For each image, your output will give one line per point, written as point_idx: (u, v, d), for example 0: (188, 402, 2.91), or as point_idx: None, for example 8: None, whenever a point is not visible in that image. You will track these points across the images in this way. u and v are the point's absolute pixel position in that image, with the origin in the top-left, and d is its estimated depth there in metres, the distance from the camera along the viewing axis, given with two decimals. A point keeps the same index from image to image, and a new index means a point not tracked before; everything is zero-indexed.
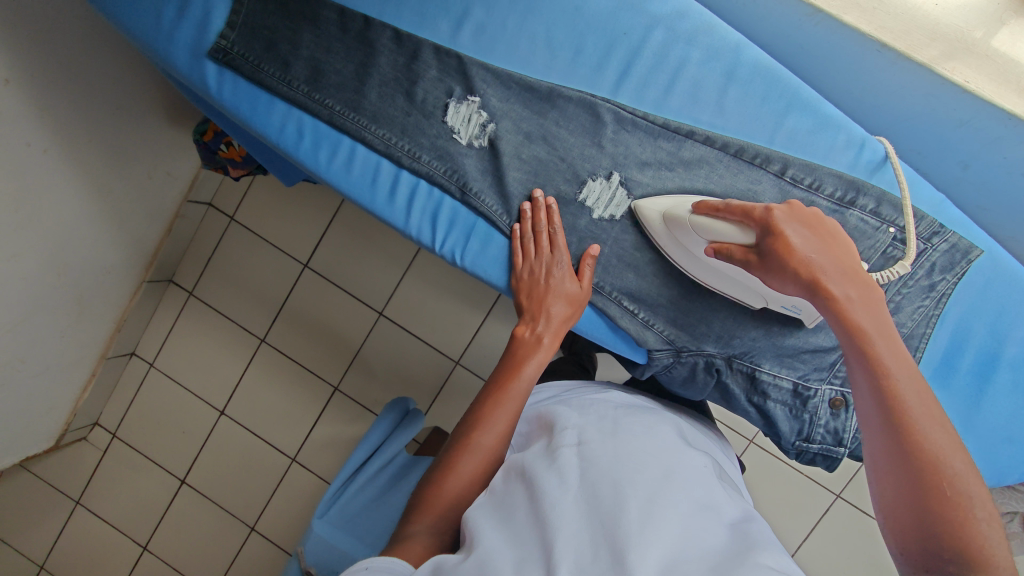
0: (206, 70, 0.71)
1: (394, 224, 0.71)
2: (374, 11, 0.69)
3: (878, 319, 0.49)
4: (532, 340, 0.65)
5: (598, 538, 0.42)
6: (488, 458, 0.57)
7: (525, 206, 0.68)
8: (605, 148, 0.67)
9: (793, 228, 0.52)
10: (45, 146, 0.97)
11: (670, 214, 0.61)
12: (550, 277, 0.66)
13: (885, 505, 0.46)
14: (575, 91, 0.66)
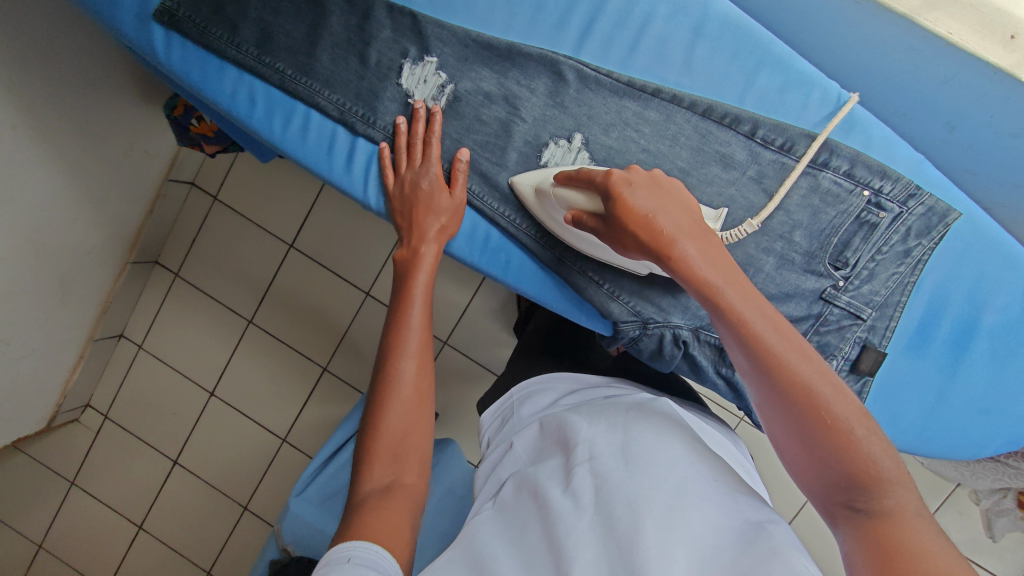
0: (153, 34, 0.68)
1: (353, 194, 0.69)
2: None
3: (722, 266, 0.44)
4: (411, 256, 0.64)
5: (616, 566, 0.40)
6: (409, 389, 0.57)
7: (401, 122, 0.65)
8: (567, 109, 0.64)
9: (632, 189, 0.49)
10: (12, 123, 0.93)
11: (538, 187, 0.61)
12: (418, 186, 0.64)
13: (779, 445, 0.41)
14: (536, 49, 0.63)
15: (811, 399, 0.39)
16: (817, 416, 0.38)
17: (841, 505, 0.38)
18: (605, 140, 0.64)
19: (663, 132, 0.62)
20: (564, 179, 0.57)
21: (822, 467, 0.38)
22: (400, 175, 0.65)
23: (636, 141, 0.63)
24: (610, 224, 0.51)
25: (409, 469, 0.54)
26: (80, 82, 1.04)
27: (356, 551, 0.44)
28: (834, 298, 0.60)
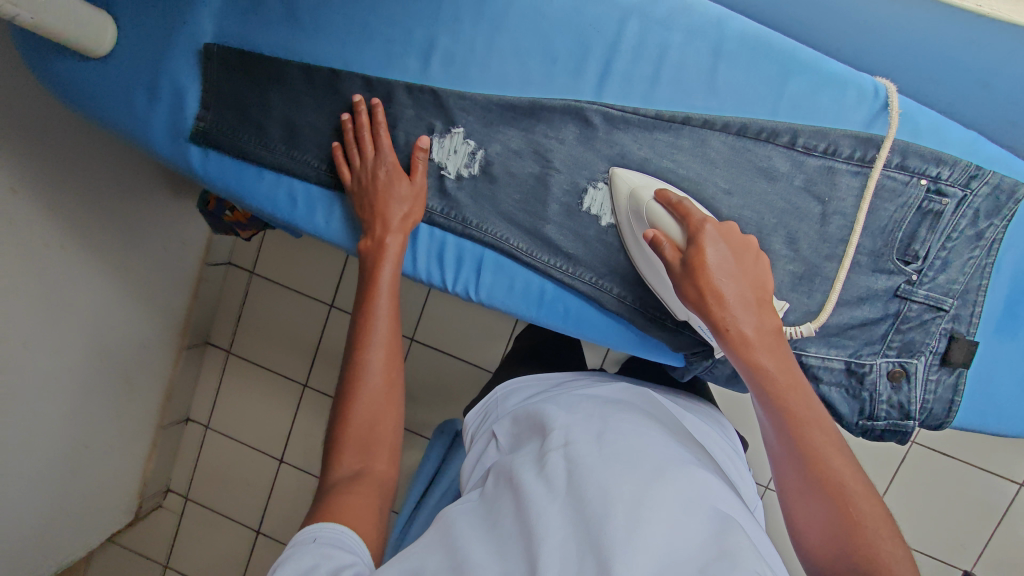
0: (190, 152, 0.71)
1: (404, 272, 0.70)
2: (338, 61, 0.67)
3: (779, 356, 0.49)
4: (374, 246, 0.65)
5: (585, 552, 0.38)
6: (379, 378, 0.59)
7: (346, 117, 0.66)
8: (600, 152, 0.64)
9: (717, 245, 0.50)
10: (61, 242, 1.05)
11: (636, 193, 0.60)
12: (376, 177, 0.64)
13: (801, 531, 0.48)
14: (560, 101, 0.63)
15: (840, 492, 0.46)
16: (844, 509, 0.45)
17: None
18: (642, 176, 0.63)
19: (700, 158, 0.62)
20: (664, 200, 0.57)
21: (837, 554, 0.45)
22: (354, 168, 0.66)
23: (673, 170, 0.62)
24: (677, 278, 0.52)
25: (377, 459, 0.56)
26: (91, 187, 1.10)
27: (321, 532, 0.48)
28: (911, 294, 0.58)
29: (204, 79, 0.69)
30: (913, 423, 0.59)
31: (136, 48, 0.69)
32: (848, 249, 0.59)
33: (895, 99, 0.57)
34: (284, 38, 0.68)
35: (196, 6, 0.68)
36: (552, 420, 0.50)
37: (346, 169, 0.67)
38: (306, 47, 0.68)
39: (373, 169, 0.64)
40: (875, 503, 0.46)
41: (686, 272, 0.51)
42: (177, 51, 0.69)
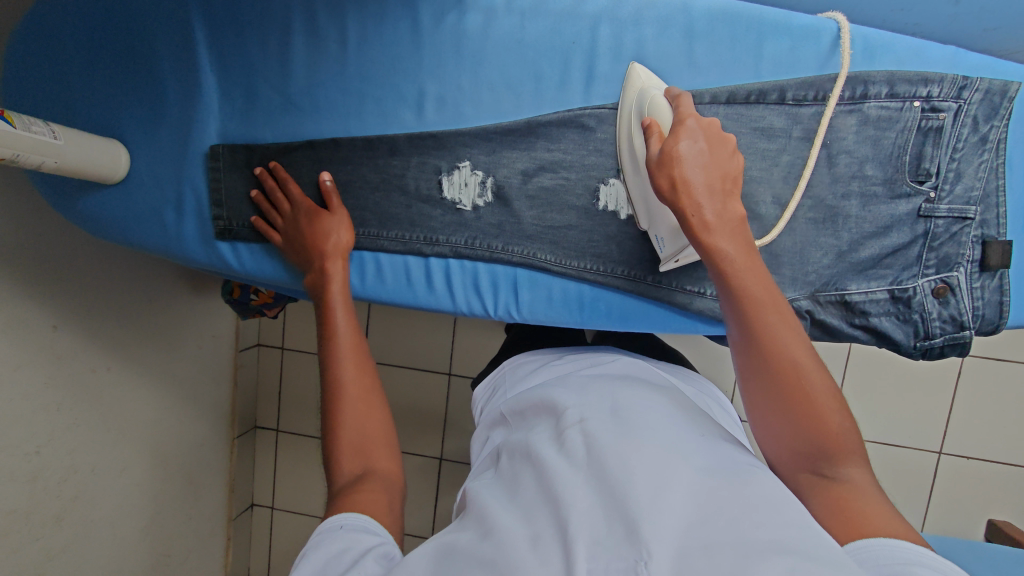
0: (222, 250, 0.75)
1: (445, 310, 0.72)
2: (339, 130, 0.71)
3: (737, 241, 0.52)
4: (321, 278, 0.68)
5: (609, 506, 0.40)
6: (356, 386, 0.61)
7: (253, 193, 0.72)
8: (604, 151, 0.67)
9: (693, 141, 0.54)
10: (107, 364, 1.18)
11: (646, 88, 0.62)
12: (299, 224, 0.69)
13: (757, 412, 0.50)
14: (553, 115, 0.67)
15: (792, 372, 0.48)
16: (796, 385, 0.47)
17: (809, 471, 0.46)
18: None
19: None
20: (668, 94, 0.60)
21: (794, 429, 0.47)
22: (279, 226, 0.71)
23: None
24: (654, 169, 0.55)
25: (376, 460, 0.58)
26: (129, 315, 1.24)
27: (347, 519, 0.50)
28: (934, 211, 0.60)
29: (217, 179, 0.73)
30: (970, 332, 0.61)
31: (153, 167, 0.74)
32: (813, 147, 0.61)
33: (844, 30, 0.60)
34: (285, 123, 0.72)
35: (199, 113, 0.72)
36: (563, 400, 0.53)
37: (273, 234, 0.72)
38: (307, 125, 0.71)
39: (294, 216, 0.69)
40: (830, 387, 0.48)
41: (661, 162, 0.54)
42: (191, 159, 0.73)
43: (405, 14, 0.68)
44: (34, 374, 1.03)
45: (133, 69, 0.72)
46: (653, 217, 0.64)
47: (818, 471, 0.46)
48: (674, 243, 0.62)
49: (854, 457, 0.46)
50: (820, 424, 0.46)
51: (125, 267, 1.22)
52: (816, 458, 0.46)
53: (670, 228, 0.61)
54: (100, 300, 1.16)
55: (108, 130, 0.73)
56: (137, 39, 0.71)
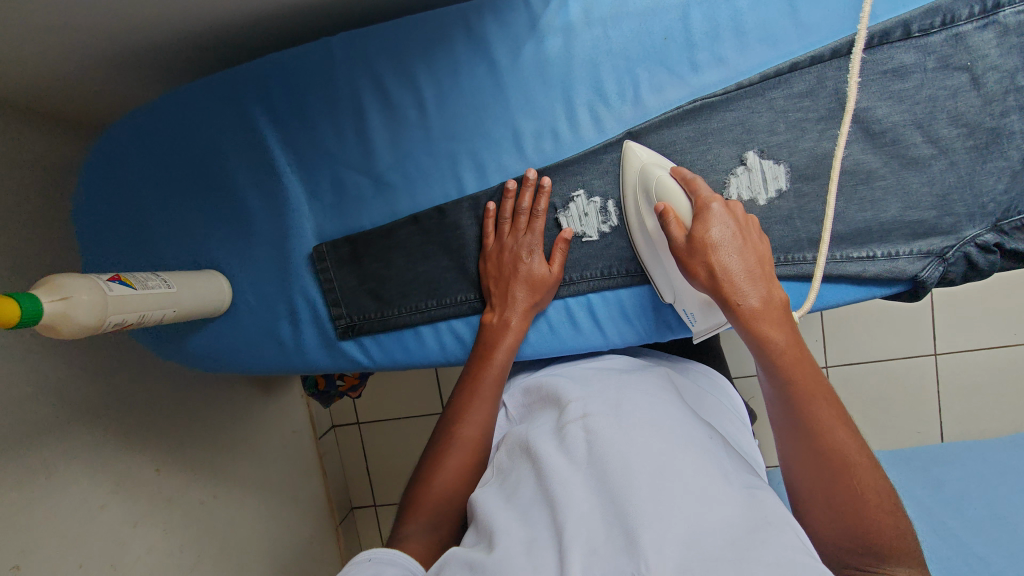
0: (347, 350, 0.72)
1: (595, 347, 0.69)
2: (439, 195, 0.67)
3: (784, 326, 0.53)
4: (499, 323, 0.65)
5: (611, 517, 0.44)
6: (474, 447, 0.61)
7: (492, 205, 0.66)
8: (723, 139, 0.62)
9: (722, 225, 0.55)
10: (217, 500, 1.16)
11: (648, 172, 0.61)
12: (518, 259, 0.65)
13: (805, 500, 0.52)
14: (662, 114, 0.62)
15: (846, 465, 0.50)
16: (851, 486, 0.49)
17: (863, 574, 0.49)
18: (777, 141, 0.61)
19: (821, 94, 0.60)
20: (679, 175, 0.60)
21: (841, 526, 0.49)
22: (502, 236, 0.66)
23: (805, 117, 0.61)
24: (683, 256, 0.57)
25: (446, 527, 0.58)
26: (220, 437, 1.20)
27: (375, 553, 0.52)
28: None
29: (328, 280, 0.70)
30: None
31: (256, 286, 0.70)
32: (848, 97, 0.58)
33: None
34: (380, 204, 0.68)
35: (291, 219, 0.69)
36: (567, 399, 0.58)
37: (491, 237, 0.67)
38: (404, 200, 0.68)
39: (518, 249, 0.65)
40: (883, 483, 0.49)
41: (691, 249, 0.56)
42: (294, 268, 0.70)
43: (479, 57, 0.63)
44: (150, 524, 1.07)
45: (213, 191, 0.69)
46: (675, 292, 0.63)
47: (867, 569, 0.48)
48: (707, 318, 0.61)
49: (913, 559, 0.48)
50: (872, 522, 0.48)
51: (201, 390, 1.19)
52: (867, 557, 0.48)
53: (701, 303, 0.61)
54: (187, 429, 1.21)
55: (203, 261, 0.70)
56: (210, 160, 0.68)
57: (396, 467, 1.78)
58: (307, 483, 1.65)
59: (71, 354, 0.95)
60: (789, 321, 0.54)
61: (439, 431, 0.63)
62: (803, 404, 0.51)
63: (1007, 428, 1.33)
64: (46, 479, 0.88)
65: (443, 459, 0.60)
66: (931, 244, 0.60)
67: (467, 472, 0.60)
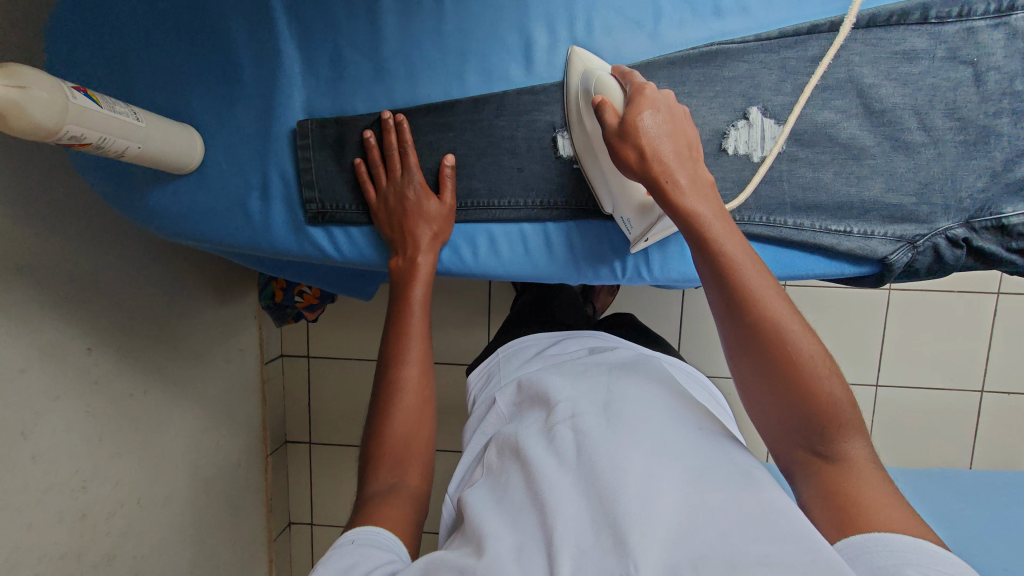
0: (315, 237, 0.69)
1: (566, 278, 0.70)
2: (439, 93, 0.65)
3: (712, 202, 0.55)
4: (406, 264, 0.67)
5: (599, 520, 0.47)
6: (418, 386, 0.66)
7: (359, 163, 0.67)
8: (731, 90, 0.62)
9: (652, 109, 0.55)
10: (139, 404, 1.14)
11: (591, 71, 0.60)
12: (405, 197, 0.65)
13: (749, 391, 0.53)
14: (678, 53, 0.61)
15: (783, 339, 0.50)
16: (788, 360, 0.50)
17: (807, 453, 0.50)
18: (782, 101, 0.62)
19: (833, 62, 0.61)
20: (616, 73, 0.59)
21: (787, 409, 0.51)
22: (390, 178, 0.66)
23: (813, 82, 0.61)
24: (614, 140, 0.56)
25: (409, 475, 0.62)
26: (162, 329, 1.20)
27: (358, 535, 0.55)
28: None
29: (307, 159, 0.67)
30: None
31: (231, 151, 0.67)
32: (820, 66, 0.60)
33: None
34: (376, 90, 0.66)
35: (281, 87, 0.65)
36: (555, 396, 0.61)
37: (370, 189, 0.67)
38: (402, 92, 0.65)
39: (403, 188, 0.65)
40: (821, 352, 0.51)
41: (622, 133, 0.55)
42: (274, 139, 0.66)
43: None
44: (71, 402, 1.02)
45: (202, 41, 0.65)
46: (614, 199, 0.63)
47: (816, 451, 0.50)
48: (642, 222, 0.62)
49: (855, 431, 0.50)
50: (814, 394, 0.49)
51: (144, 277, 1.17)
52: (813, 440, 0.50)
53: (636, 207, 0.61)
54: (128, 318, 1.15)
55: (179, 115, 0.66)
56: (206, 8, 0.64)
57: (339, 407, 1.76)
58: (243, 406, 1.61)
59: (17, 202, 0.89)
60: (718, 199, 0.55)
61: (381, 387, 0.67)
62: (735, 280, 0.52)
63: (924, 460, 1.40)
64: None
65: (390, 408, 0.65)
66: (905, 230, 0.61)
67: (414, 411, 0.65)
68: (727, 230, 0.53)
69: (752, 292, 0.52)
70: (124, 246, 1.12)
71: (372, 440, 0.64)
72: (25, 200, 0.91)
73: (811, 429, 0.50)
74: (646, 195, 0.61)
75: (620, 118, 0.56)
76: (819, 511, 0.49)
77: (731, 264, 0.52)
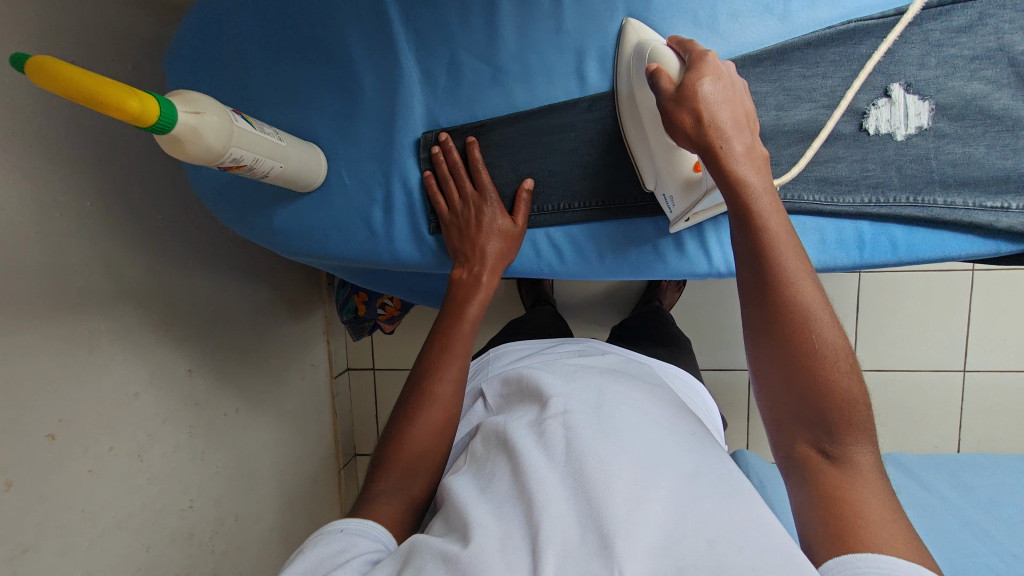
0: (437, 245, 0.70)
1: (698, 274, 0.67)
2: (560, 94, 0.64)
3: (763, 175, 0.54)
4: (471, 279, 0.67)
5: (585, 519, 0.46)
6: (449, 401, 0.65)
7: (428, 174, 0.66)
8: (869, 69, 0.60)
9: (712, 77, 0.53)
10: (224, 418, 1.17)
11: (641, 43, 0.59)
12: (481, 217, 0.66)
13: (764, 378, 0.53)
14: (813, 34, 0.59)
15: (809, 331, 0.50)
16: (813, 356, 0.50)
17: (815, 448, 0.50)
18: (925, 75, 0.59)
19: (981, 30, 0.58)
20: (674, 41, 0.59)
21: (801, 398, 0.50)
22: (464, 192, 0.66)
23: (959, 54, 0.58)
24: (670, 103, 0.54)
25: (417, 485, 0.61)
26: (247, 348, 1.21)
27: (348, 524, 0.56)
28: None
29: (430, 166, 0.67)
30: None
31: (353, 165, 0.67)
32: (894, 32, 0.58)
33: None
34: (495, 95, 0.65)
35: (401, 97, 0.65)
36: (549, 392, 0.60)
37: (439, 199, 0.66)
38: (522, 94, 0.65)
39: (477, 207, 0.65)
40: (847, 351, 0.51)
41: (680, 97, 0.53)
42: (396, 150, 0.67)
43: None
44: (178, 425, 1.05)
45: (322, 58, 0.65)
46: (658, 174, 0.61)
47: (823, 451, 0.50)
48: (685, 200, 0.59)
49: (865, 441, 0.50)
50: (833, 388, 0.49)
51: (230, 299, 1.19)
52: (822, 437, 0.50)
53: (681, 184, 0.59)
54: (220, 340, 1.18)
55: (301, 132, 0.67)
56: (325, 23, 0.64)
57: None
58: (317, 422, 1.62)
59: (125, 231, 0.91)
60: (769, 179, 0.54)
61: (411, 393, 0.65)
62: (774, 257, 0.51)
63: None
64: (89, 354, 0.85)
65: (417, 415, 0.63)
66: None
67: (438, 424, 0.63)
68: (773, 209, 0.53)
69: (789, 278, 0.51)
70: (215, 269, 1.14)
71: (390, 441, 0.63)
72: (134, 228, 0.93)
73: (824, 426, 0.50)
74: (692, 170, 0.58)
75: (678, 84, 0.54)
76: (813, 511, 0.48)
77: (777, 242, 0.52)
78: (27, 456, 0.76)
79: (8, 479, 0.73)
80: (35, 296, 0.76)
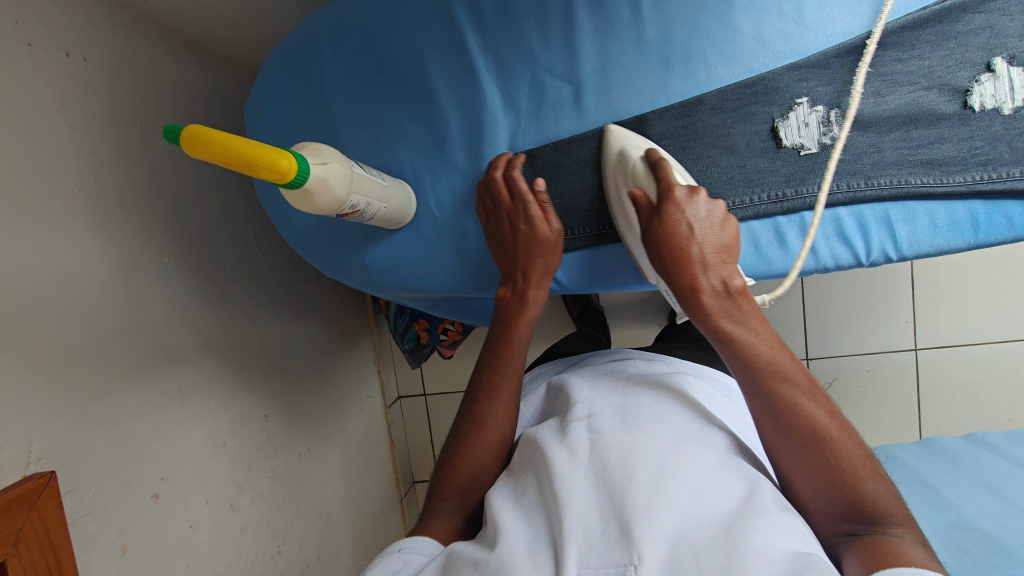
0: None
1: (808, 270, 0.65)
2: (647, 104, 0.64)
3: (732, 301, 0.55)
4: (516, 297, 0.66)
5: (608, 513, 0.43)
6: (502, 425, 0.65)
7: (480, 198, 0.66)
8: (968, 45, 0.59)
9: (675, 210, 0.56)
10: (296, 459, 1.16)
11: (623, 156, 0.61)
12: (511, 223, 0.63)
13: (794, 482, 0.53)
14: (909, 15, 0.59)
15: (815, 425, 0.52)
16: (824, 443, 0.51)
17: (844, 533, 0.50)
18: None
19: None
20: (652, 159, 0.59)
21: (827, 491, 0.50)
22: (500, 202, 0.63)
23: None
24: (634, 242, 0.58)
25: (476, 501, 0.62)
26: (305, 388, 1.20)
27: (404, 544, 0.55)
28: None
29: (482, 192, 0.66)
30: None
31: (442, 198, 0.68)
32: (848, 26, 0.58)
33: None
34: (579, 113, 0.65)
35: (485, 125, 0.66)
36: (576, 399, 0.59)
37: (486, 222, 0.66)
38: (605, 110, 0.65)
39: (508, 212, 0.63)
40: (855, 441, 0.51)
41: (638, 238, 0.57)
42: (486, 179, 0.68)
43: None
44: (262, 471, 1.04)
45: (405, 95, 0.66)
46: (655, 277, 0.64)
47: (855, 531, 0.49)
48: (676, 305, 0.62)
49: (901, 518, 0.48)
50: (849, 478, 0.50)
51: (291, 341, 1.19)
52: (851, 517, 0.49)
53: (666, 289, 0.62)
54: (289, 383, 1.17)
55: (388, 169, 0.68)
56: (403, 61, 0.65)
57: None
58: (379, 454, 1.60)
59: (200, 281, 0.91)
60: (744, 298, 0.56)
61: (467, 417, 0.65)
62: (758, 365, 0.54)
63: None
64: (180, 409, 0.85)
65: (472, 439, 0.63)
66: None
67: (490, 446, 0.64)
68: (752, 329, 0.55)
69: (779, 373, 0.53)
70: (279, 309, 1.14)
71: (445, 461, 0.64)
72: (208, 279, 0.93)
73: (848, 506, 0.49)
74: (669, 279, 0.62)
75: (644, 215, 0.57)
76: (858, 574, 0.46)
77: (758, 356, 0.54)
78: (137, 517, 0.76)
79: (123, 542, 0.74)
80: (134, 356, 0.77)
